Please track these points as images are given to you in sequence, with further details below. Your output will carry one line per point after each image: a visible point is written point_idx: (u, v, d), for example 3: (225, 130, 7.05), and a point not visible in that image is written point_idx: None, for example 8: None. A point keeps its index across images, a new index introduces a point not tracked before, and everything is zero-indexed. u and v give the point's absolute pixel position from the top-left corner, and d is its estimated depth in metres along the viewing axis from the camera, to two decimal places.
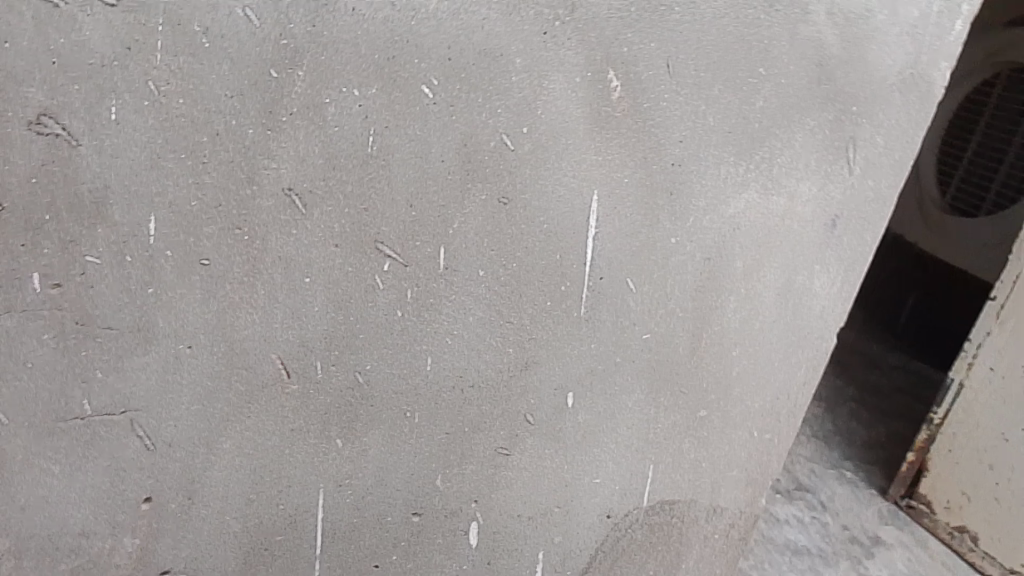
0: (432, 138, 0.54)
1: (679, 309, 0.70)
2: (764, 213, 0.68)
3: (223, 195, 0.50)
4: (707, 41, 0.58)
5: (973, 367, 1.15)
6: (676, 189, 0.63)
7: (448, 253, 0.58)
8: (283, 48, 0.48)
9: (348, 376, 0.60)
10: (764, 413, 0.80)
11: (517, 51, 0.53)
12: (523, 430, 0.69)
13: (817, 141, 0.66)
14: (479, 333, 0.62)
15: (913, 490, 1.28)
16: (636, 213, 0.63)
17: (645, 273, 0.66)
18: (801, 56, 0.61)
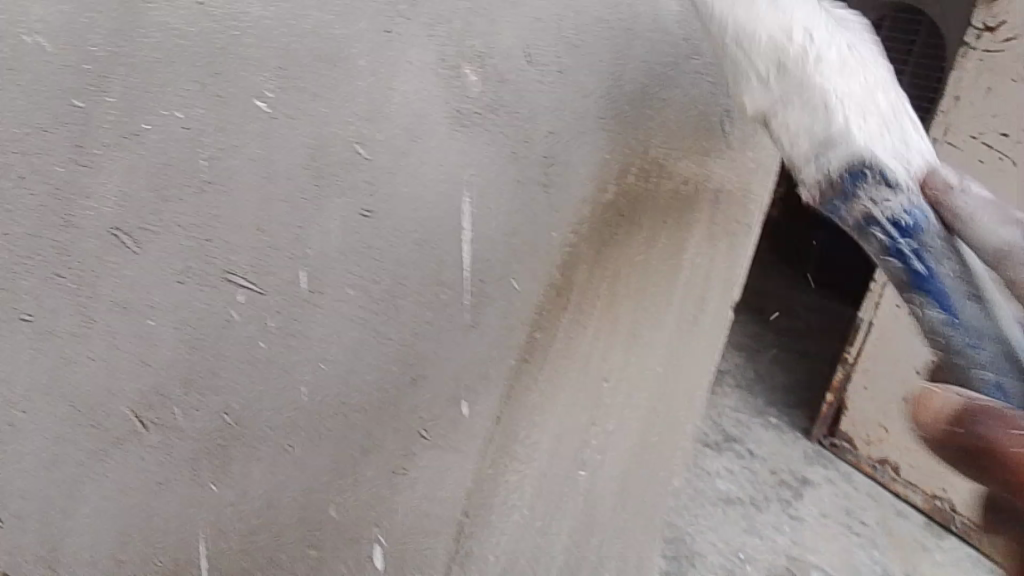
0: (275, 155, 0.49)
1: (569, 284, 0.64)
2: (644, 196, 0.64)
3: (37, 242, 0.45)
4: (567, 24, 0.55)
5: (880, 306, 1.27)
6: (550, 179, 0.60)
7: (311, 276, 0.53)
8: (87, 74, 0.43)
9: (215, 418, 0.56)
10: (665, 401, 0.77)
11: (361, 52, 0.49)
12: (418, 447, 0.65)
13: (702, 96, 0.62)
14: (355, 355, 0.58)
15: (835, 428, 1.40)
16: (512, 209, 0.59)
17: (529, 268, 0.62)
18: (664, 32, 0.59)
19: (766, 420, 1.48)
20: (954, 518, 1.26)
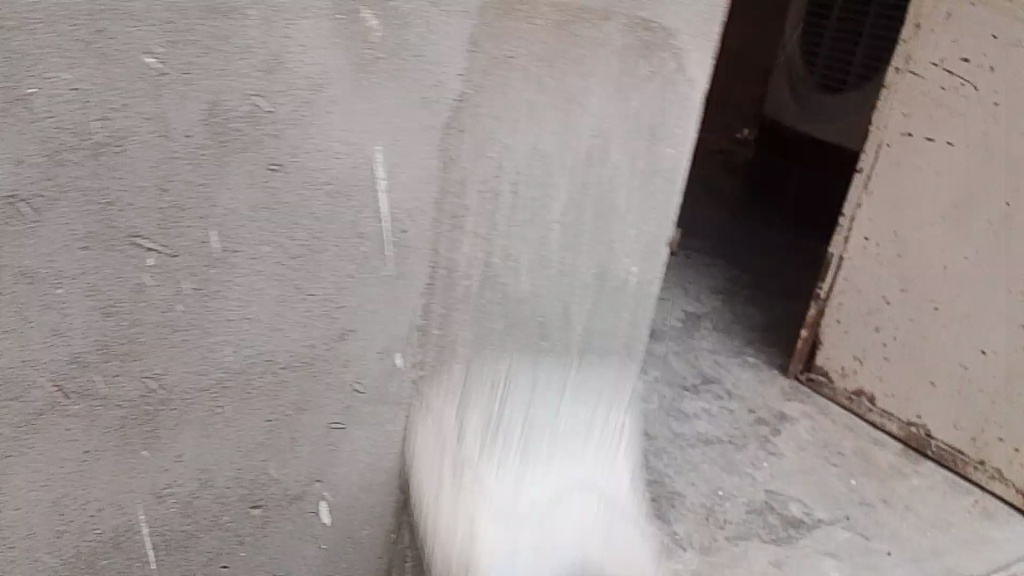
0: (170, 112, 0.49)
1: (481, 223, 0.62)
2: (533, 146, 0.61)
3: None
4: None
5: (849, 237, 1.15)
6: (467, 128, 0.58)
7: (222, 234, 0.53)
8: None
9: (138, 383, 0.56)
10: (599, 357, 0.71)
11: (250, 3, 0.48)
12: (353, 401, 0.64)
13: (617, 13, 0.58)
14: (278, 312, 0.58)
15: (812, 362, 1.23)
16: (427, 155, 0.58)
17: (452, 219, 0.61)
18: None
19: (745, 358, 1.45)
20: (928, 442, 1.12)
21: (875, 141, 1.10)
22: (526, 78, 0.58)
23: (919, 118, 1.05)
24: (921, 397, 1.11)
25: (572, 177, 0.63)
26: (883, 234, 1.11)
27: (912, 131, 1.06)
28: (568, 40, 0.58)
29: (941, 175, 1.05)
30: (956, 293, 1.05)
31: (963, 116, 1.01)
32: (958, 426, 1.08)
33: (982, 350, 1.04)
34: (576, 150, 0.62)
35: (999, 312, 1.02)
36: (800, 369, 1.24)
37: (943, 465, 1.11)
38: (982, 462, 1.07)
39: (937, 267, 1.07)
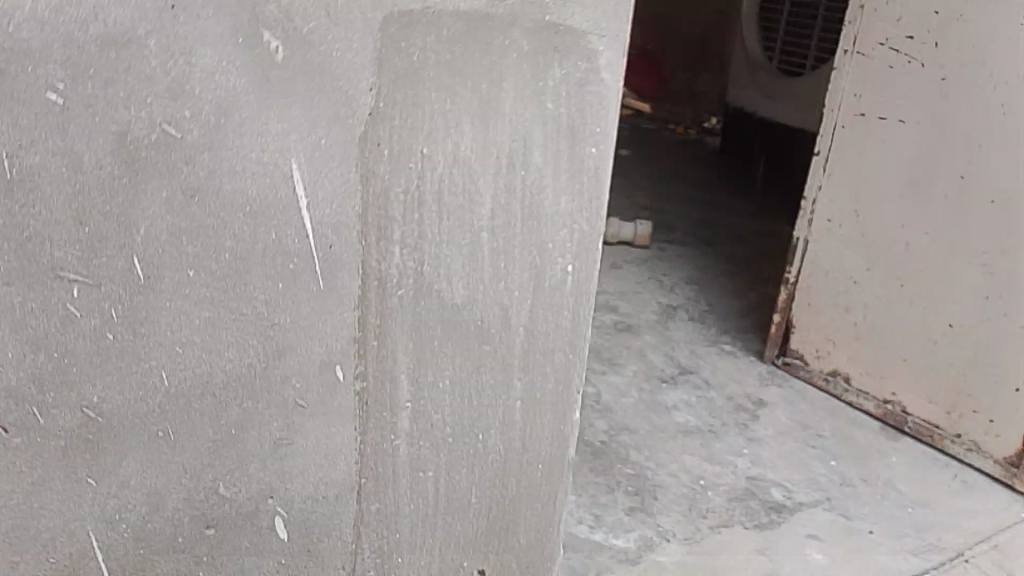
0: (80, 146, 0.50)
1: (412, 232, 0.62)
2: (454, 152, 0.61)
3: None
4: None
5: (812, 221, 1.32)
6: (383, 141, 0.59)
7: (144, 261, 0.54)
8: None
9: (75, 413, 0.57)
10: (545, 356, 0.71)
11: (148, 33, 0.49)
12: (297, 416, 0.65)
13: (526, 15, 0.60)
14: (210, 334, 0.59)
15: (785, 346, 1.39)
16: (347, 169, 0.58)
17: (380, 234, 0.61)
18: None
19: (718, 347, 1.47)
20: (905, 418, 1.23)
21: (830, 124, 1.27)
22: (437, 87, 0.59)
23: (869, 97, 1.21)
24: (890, 369, 1.24)
25: (494, 181, 0.63)
26: (844, 212, 1.27)
27: (865, 111, 1.21)
28: (475, 46, 0.59)
29: (882, 153, 1.20)
30: (922, 264, 1.18)
31: (907, 95, 1.16)
32: (932, 395, 1.20)
33: (946, 322, 1.16)
34: (496, 152, 0.63)
35: (962, 278, 1.14)
36: (777, 353, 1.40)
37: (920, 440, 1.22)
38: (958, 436, 1.17)
39: (896, 240, 1.21)
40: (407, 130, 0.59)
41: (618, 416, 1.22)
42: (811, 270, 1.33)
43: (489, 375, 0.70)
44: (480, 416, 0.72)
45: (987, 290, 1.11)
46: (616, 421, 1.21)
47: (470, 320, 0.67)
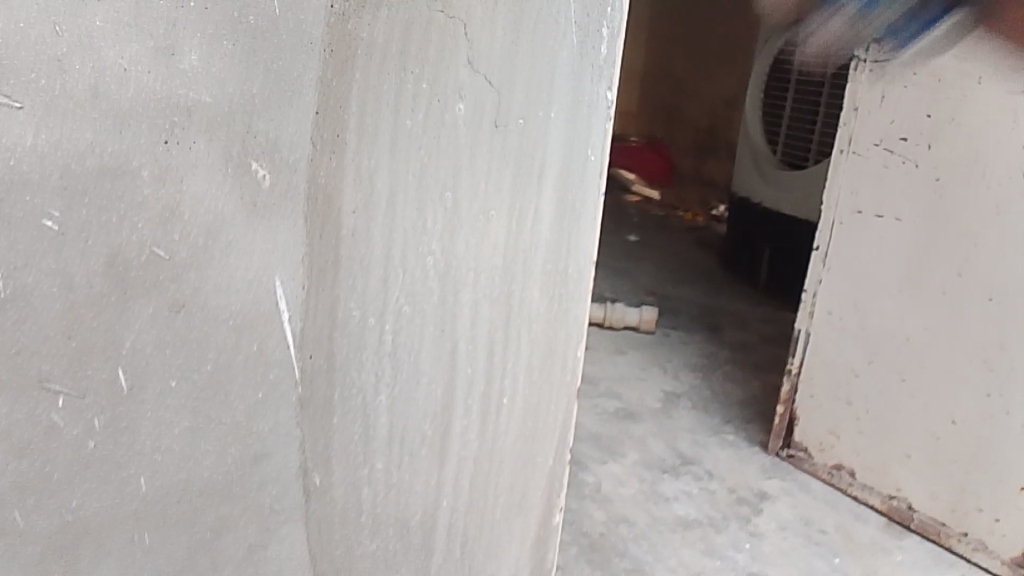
0: (72, 266, 0.52)
1: (392, 337, 0.67)
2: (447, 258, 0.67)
3: None
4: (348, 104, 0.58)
5: (813, 314, 1.38)
6: (369, 260, 0.63)
7: (128, 372, 0.56)
8: None
9: (53, 517, 0.57)
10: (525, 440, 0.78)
11: (141, 163, 0.52)
12: (272, 522, 0.66)
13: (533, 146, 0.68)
14: (189, 443, 0.60)
15: (790, 439, 1.43)
16: (330, 282, 0.62)
17: (362, 343, 0.65)
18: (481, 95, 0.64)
19: (720, 438, 1.48)
20: (912, 515, 1.26)
21: (828, 220, 1.33)
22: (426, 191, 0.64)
23: (866, 195, 1.27)
24: (895, 464, 1.27)
25: (486, 277, 0.69)
26: (843, 300, 1.33)
27: (863, 208, 1.28)
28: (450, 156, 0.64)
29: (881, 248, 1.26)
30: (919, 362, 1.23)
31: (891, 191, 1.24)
32: (931, 497, 1.23)
33: (951, 420, 1.19)
34: (492, 250, 0.69)
35: (967, 377, 1.17)
36: (780, 445, 1.44)
37: (926, 538, 1.24)
38: (964, 533, 1.20)
39: (896, 340, 1.26)
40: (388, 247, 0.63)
41: (619, 506, 1.25)
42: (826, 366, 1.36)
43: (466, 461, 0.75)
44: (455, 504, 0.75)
45: (993, 383, 1.14)
46: (616, 512, 1.22)
47: (453, 411, 0.72)
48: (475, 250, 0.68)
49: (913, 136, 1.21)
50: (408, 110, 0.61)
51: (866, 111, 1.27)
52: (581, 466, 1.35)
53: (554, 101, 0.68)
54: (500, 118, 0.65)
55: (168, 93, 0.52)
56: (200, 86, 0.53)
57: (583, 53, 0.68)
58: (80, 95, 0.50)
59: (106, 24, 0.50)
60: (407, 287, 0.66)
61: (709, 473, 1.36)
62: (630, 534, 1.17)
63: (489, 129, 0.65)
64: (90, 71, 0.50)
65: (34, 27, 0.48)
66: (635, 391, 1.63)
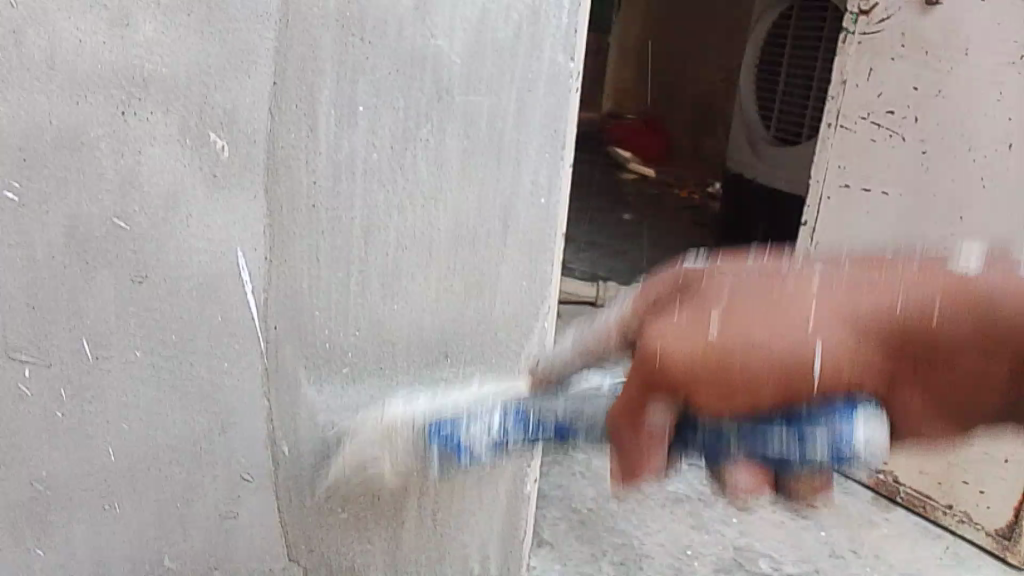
0: (34, 237, 0.55)
1: (361, 313, 0.66)
2: (412, 236, 0.65)
3: None
4: (296, 75, 0.58)
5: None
6: (344, 227, 0.63)
7: (93, 340, 0.58)
8: None
9: (25, 479, 0.60)
10: None
11: (100, 134, 0.54)
12: (243, 491, 0.67)
13: (497, 123, 0.64)
14: (156, 410, 0.62)
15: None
16: (299, 252, 0.62)
17: (334, 313, 0.65)
18: (409, 85, 0.61)
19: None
20: (897, 488, 1.22)
21: (817, 193, 1.25)
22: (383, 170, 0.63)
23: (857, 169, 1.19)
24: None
25: (433, 263, 0.67)
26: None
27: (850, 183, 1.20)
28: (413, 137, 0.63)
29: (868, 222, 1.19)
30: None
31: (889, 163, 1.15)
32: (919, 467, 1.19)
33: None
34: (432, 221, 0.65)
35: None
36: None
37: (913, 511, 1.21)
38: (950, 507, 1.16)
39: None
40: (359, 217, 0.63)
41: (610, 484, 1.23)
42: None
43: None
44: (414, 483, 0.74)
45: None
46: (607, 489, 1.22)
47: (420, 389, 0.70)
48: (436, 229, 0.66)
49: (899, 108, 1.13)
50: (358, 79, 0.60)
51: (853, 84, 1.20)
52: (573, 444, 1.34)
53: (506, 72, 0.63)
54: (451, 94, 0.62)
55: (124, 64, 0.53)
56: (156, 57, 0.54)
57: (469, 74, 0.62)
58: (35, 67, 0.52)
59: None
60: (377, 256, 0.65)
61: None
62: (621, 509, 1.17)
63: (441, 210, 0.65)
64: (45, 43, 0.52)
65: None
66: None
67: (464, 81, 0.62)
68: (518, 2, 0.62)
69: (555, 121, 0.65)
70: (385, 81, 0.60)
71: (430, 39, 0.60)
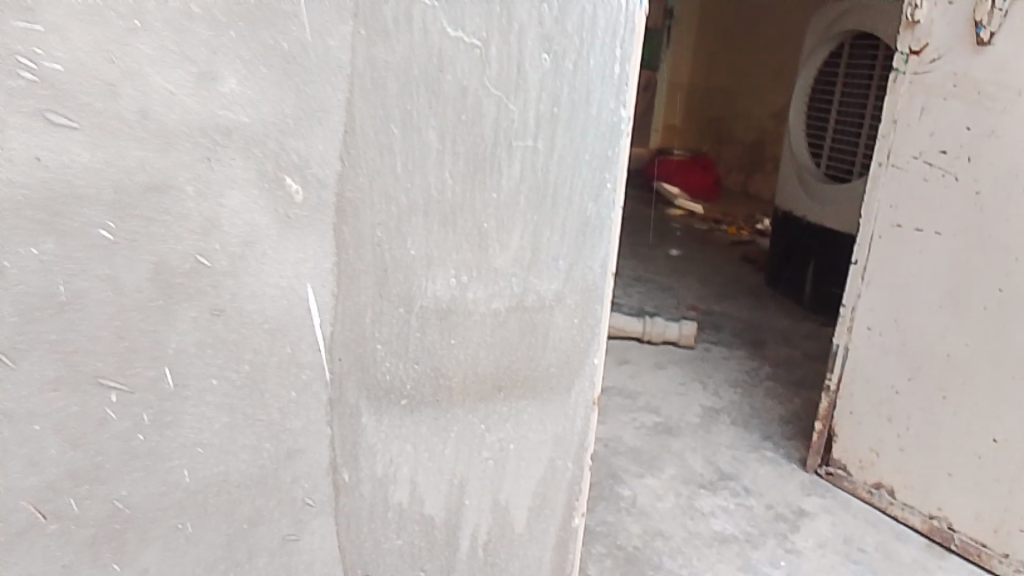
0: (122, 273, 0.58)
1: (421, 346, 0.70)
2: (471, 272, 0.69)
3: None
4: (364, 125, 0.62)
5: (853, 328, 1.32)
6: (407, 263, 0.67)
7: (173, 371, 0.62)
8: None
9: (105, 503, 0.64)
10: (547, 448, 0.78)
11: (186, 179, 0.58)
12: (305, 515, 0.71)
13: (553, 171, 0.68)
14: (227, 437, 0.65)
15: (830, 455, 1.38)
16: (366, 287, 0.66)
17: (396, 346, 0.69)
18: (470, 137, 0.65)
19: (761, 455, 1.47)
20: (952, 535, 1.20)
21: (867, 233, 1.28)
22: (447, 211, 0.66)
23: (907, 210, 1.22)
24: (939, 486, 1.21)
25: (488, 296, 0.71)
26: (884, 322, 1.27)
27: (901, 222, 1.23)
28: (475, 182, 0.66)
29: (922, 264, 1.20)
30: (963, 378, 1.17)
31: (940, 204, 1.17)
32: (975, 513, 1.17)
33: (991, 439, 1.14)
34: (487, 257, 0.69)
35: (1005, 391, 1.11)
36: (820, 462, 1.40)
37: (968, 559, 1.19)
38: (1005, 555, 1.14)
39: (937, 354, 1.20)
40: (421, 254, 0.67)
41: (655, 521, 1.24)
42: (851, 379, 1.33)
43: (480, 468, 0.76)
44: (464, 508, 0.77)
45: None
46: (652, 526, 1.23)
47: (477, 415, 0.74)
48: (498, 268, 0.70)
49: (951, 148, 1.15)
50: (422, 127, 0.63)
51: (904, 125, 1.22)
52: (618, 480, 1.35)
53: (563, 120, 0.67)
54: (516, 143, 0.66)
55: (209, 114, 0.57)
56: (238, 108, 0.58)
57: (525, 122, 0.66)
58: (129, 117, 0.55)
59: (154, 52, 0.55)
60: (437, 291, 0.69)
61: (748, 490, 1.35)
62: (667, 547, 1.18)
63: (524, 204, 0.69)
64: (139, 95, 0.55)
65: (88, 55, 0.53)
66: (675, 406, 1.66)
67: (523, 130, 0.66)
68: (572, 58, 0.65)
69: (604, 162, 0.69)
70: (451, 132, 0.64)
71: (490, 95, 0.64)
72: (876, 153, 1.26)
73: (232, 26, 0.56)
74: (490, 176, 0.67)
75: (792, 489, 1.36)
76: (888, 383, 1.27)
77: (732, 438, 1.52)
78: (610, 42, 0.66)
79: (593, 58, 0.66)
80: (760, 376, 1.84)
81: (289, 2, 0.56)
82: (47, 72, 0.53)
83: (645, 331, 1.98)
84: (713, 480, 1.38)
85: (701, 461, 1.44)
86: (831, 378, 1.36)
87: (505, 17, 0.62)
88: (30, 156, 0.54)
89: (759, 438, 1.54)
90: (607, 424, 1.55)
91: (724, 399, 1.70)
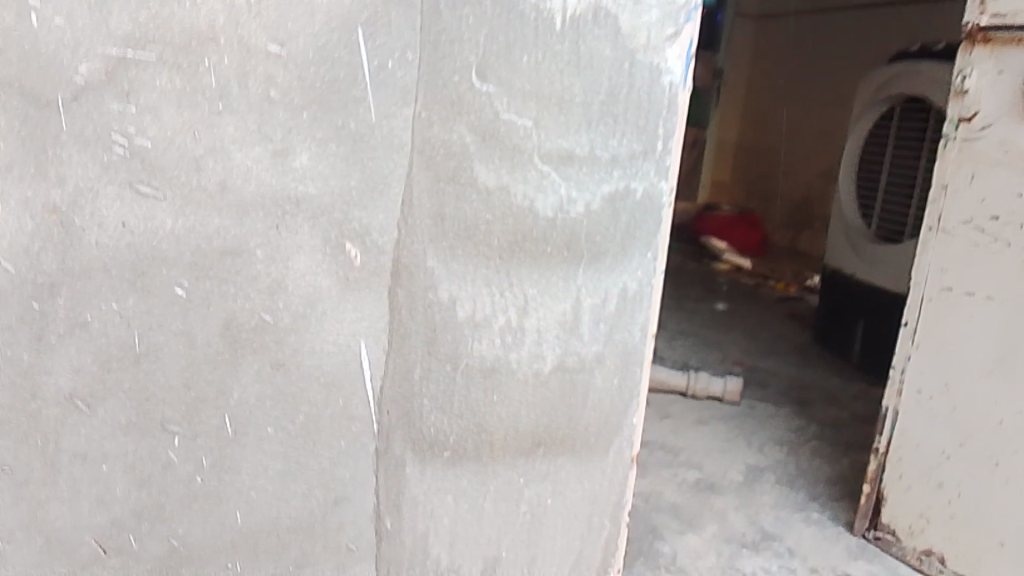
0: (196, 326, 0.63)
1: (468, 403, 0.73)
2: (516, 335, 0.73)
3: (19, 418, 0.62)
4: (417, 195, 0.66)
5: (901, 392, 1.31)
6: (454, 325, 0.71)
7: (233, 420, 0.66)
8: (39, 286, 0.60)
9: (164, 542, 0.68)
10: (586, 503, 0.80)
11: (257, 244, 0.63)
12: (349, 560, 0.74)
13: (604, 241, 0.72)
14: (280, 485, 0.69)
15: (876, 520, 1.38)
16: (419, 343, 0.70)
17: (440, 402, 0.73)
18: (513, 214, 0.69)
19: (806, 516, 1.47)
20: None
21: (917, 297, 1.28)
22: (497, 276, 0.70)
23: (957, 275, 1.22)
24: (990, 555, 1.19)
25: (528, 354, 0.74)
26: (934, 387, 1.26)
27: (952, 286, 1.23)
28: (524, 253, 0.70)
29: (971, 330, 1.20)
30: (1014, 447, 1.15)
31: (990, 270, 1.17)
32: None
33: None
34: (529, 320, 0.73)
35: None
36: (867, 526, 1.39)
37: None
38: None
39: (988, 420, 1.19)
40: (467, 316, 0.71)
41: None
42: (899, 444, 1.32)
43: (515, 522, 0.79)
44: (501, 558, 0.79)
45: None
46: None
47: (520, 470, 0.77)
48: (537, 329, 0.73)
49: (1002, 214, 1.15)
50: (473, 198, 0.68)
51: (952, 189, 1.22)
52: (658, 536, 1.36)
53: (614, 189, 0.71)
54: (566, 211, 0.70)
55: (282, 186, 0.62)
56: (307, 180, 0.63)
57: (572, 201, 0.70)
58: (210, 188, 0.61)
59: (236, 129, 0.60)
60: (482, 353, 0.72)
61: (790, 552, 1.35)
62: None
63: (567, 264, 0.72)
64: (220, 169, 0.61)
65: (178, 133, 0.59)
66: (716, 463, 1.66)
67: (571, 199, 0.70)
68: (620, 139, 0.70)
69: (649, 235, 0.74)
70: (495, 200, 0.68)
71: (538, 167, 0.69)
72: (925, 216, 1.26)
73: (307, 108, 0.61)
74: (536, 245, 0.71)
75: (837, 554, 1.35)
76: (936, 449, 1.26)
77: (775, 499, 1.52)
78: (653, 116, 0.71)
79: (648, 136, 0.71)
80: (805, 435, 1.84)
81: (359, 87, 0.62)
82: (139, 146, 0.59)
83: (690, 387, 1.99)
84: (756, 541, 1.38)
85: (743, 521, 1.44)
86: (878, 442, 1.35)
87: (555, 101, 0.67)
88: (117, 223, 0.60)
89: (800, 500, 1.53)
90: (647, 479, 1.56)
91: (765, 459, 1.70)
